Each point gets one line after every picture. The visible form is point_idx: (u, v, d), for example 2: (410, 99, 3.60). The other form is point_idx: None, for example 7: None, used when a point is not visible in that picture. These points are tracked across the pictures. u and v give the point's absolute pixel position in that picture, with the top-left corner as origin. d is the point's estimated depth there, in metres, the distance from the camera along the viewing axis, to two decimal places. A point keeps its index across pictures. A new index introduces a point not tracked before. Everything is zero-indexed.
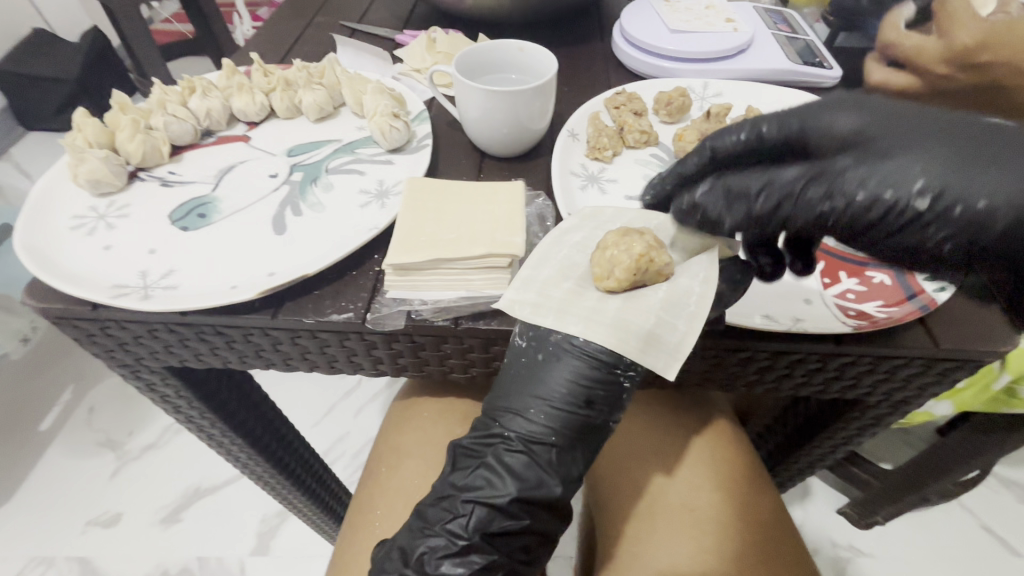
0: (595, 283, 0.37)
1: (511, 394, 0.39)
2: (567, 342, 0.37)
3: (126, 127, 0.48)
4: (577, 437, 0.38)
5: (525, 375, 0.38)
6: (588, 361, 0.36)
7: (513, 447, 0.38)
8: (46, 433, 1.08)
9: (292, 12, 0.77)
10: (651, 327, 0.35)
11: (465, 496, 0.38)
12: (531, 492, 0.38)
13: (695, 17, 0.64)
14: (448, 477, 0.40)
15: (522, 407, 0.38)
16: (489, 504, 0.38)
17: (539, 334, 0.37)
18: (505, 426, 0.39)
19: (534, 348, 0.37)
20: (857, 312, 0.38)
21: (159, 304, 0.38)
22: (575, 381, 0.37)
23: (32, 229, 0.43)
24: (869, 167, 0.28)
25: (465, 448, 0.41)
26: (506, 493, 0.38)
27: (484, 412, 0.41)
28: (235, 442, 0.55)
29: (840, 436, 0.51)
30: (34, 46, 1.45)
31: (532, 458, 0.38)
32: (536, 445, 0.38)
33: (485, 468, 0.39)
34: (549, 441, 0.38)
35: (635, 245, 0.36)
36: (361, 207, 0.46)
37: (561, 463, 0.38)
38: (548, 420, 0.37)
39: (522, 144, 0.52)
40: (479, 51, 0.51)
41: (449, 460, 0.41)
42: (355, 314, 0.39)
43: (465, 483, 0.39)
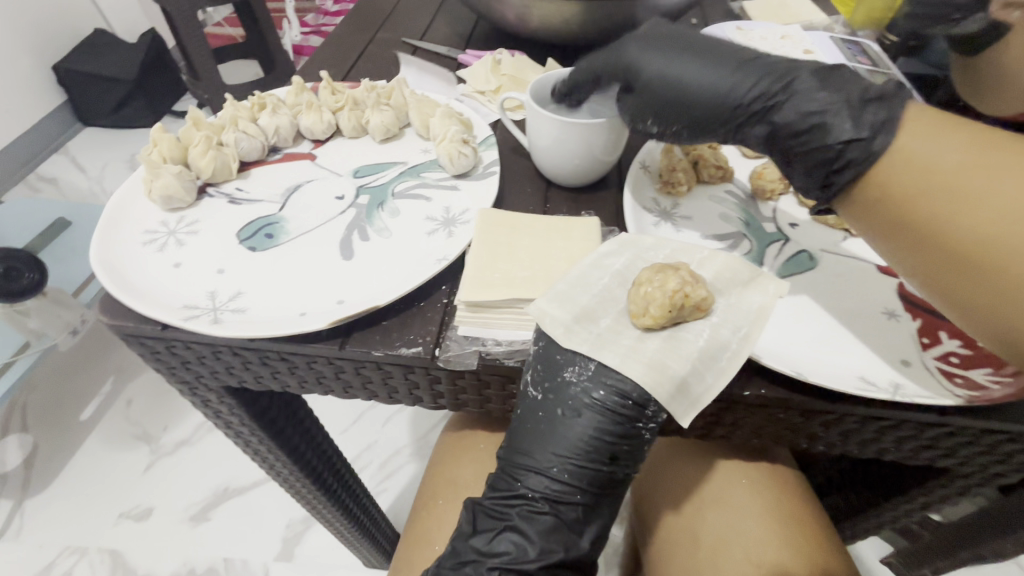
0: (632, 320, 0.36)
1: (530, 450, 0.38)
2: (583, 393, 0.36)
3: (200, 143, 0.49)
4: (603, 488, 0.38)
5: (543, 429, 0.37)
6: (610, 414, 0.35)
7: (539, 508, 0.38)
8: (86, 423, 1.10)
9: (355, 26, 0.77)
10: (684, 374, 0.34)
11: (491, 563, 0.37)
12: (562, 553, 0.37)
13: (771, 47, 0.62)
14: (468, 541, 0.39)
15: (543, 466, 0.37)
16: (517, 571, 0.37)
17: (553, 384, 0.36)
18: (527, 486, 0.38)
19: (553, 401, 0.36)
20: (964, 379, 0.35)
21: (228, 328, 0.38)
22: (596, 435, 0.36)
23: (105, 243, 0.43)
24: (669, 104, 0.43)
25: (486, 509, 0.39)
26: (533, 559, 0.37)
27: (501, 469, 0.39)
28: (280, 460, 0.54)
29: (916, 501, 0.48)
30: (96, 45, 1.50)
31: (559, 518, 0.38)
32: (562, 503, 0.38)
33: (510, 530, 0.38)
34: (576, 499, 0.38)
35: (669, 281, 0.34)
36: (428, 234, 0.45)
37: (588, 517, 0.39)
38: (571, 477, 0.37)
39: (592, 173, 0.50)
40: (553, 79, 0.49)
41: (468, 520, 0.40)
42: (424, 349, 0.38)
43: (490, 548, 0.38)
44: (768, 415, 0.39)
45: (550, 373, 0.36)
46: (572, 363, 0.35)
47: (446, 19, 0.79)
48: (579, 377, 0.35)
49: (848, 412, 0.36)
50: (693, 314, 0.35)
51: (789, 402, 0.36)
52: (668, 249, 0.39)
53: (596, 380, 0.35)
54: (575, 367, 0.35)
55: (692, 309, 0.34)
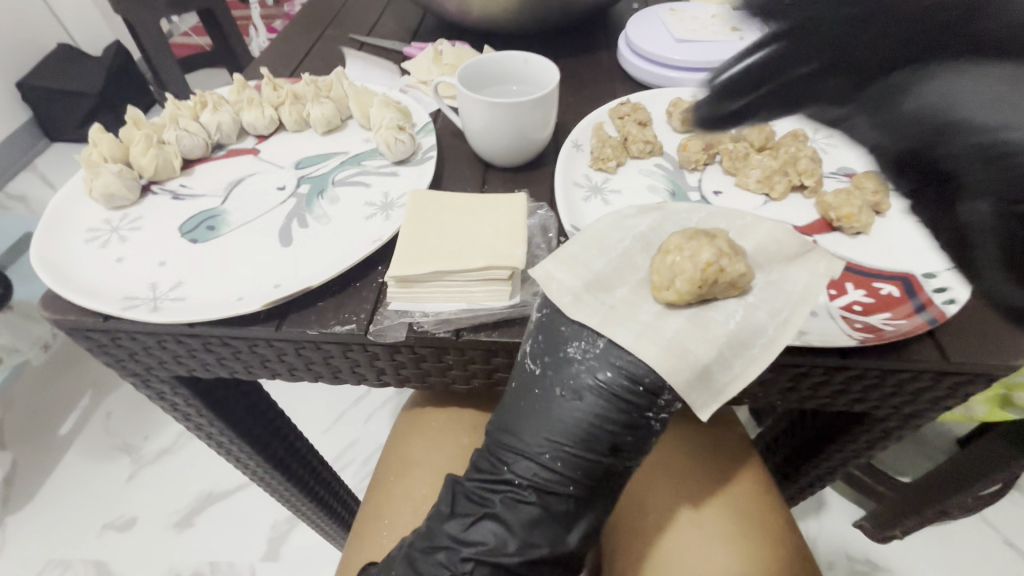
0: (654, 294, 0.34)
1: (523, 434, 0.36)
2: (590, 374, 0.34)
3: (140, 142, 0.50)
4: (599, 483, 0.36)
5: (539, 410, 0.35)
6: (615, 400, 0.33)
7: (525, 499, 0.36)
8: (65, 438, 1.10)
9: (304, 25, 0.78)
10: (710, 361, 0.32)
11: (466, 553, 0.36)
12: (544, 548, 0.36)
13: (701, 26, 0.64)
14: (444, 524, 0.38)
15: (536, 452, 0.35)
16: (494, 563, 0.36)
17: (556, 360, 0.35)
18: (514, 472, 0.36)
19: (551, 380, 0.35)
20: (864, 324, 0.37)
21: (166, 316, 0.39)
22: (597, 421, 0.34)
23: (48, 243, 0.44)
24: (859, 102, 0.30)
25: (466, 491, 0.38)
26: (513, 552, 0.36)
27: (488, 453, 0.38)
28: (241, 450, 0.56)
29: (849, 450, 0.50)
30: (59, 60, 1.50)
31: (544, 509, 0.36)
32: (550, 494, 0.36)
33: (490, 518, 0.37)
34: (567, 492, 0.36)
35: (702, 251, 0.32)
36: (365, 219, 0.47)
37: (577, 513, 0.37)
38: (564, 468, 0.35)
39: (525, 153, 0.52)
40: (479, 65, 0.51)
41: (448, 500, 0.39)
42: (358, 325, 0.40)
43: (466, 536, 0.37)
44: None
45: (552, 348, 0.35)
46: (578, 339, 0.34)
47: (395, 14, 0.80)
48: (584, 355, 0.34)
49: (761, 361, 0.38)
50: (727, 292, 0.33)
51: None
52: (704, 213, 0.38)
53: (603, 361, 0.33)
54: (580, 343, 0.34)
55: (724, 286, 0.33)
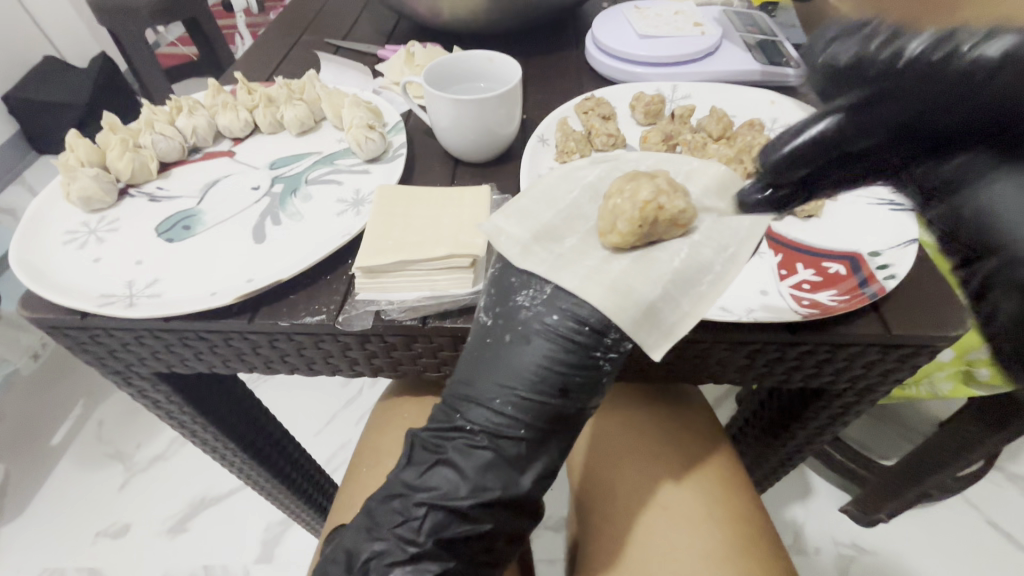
0: (601, 239, 0.38)
1: (476, 381, 0.38)
2: (537, 317, 0.36)
3: (116, 146, 0.51)
4: (551, 427, 0.37)
5: (491, 356, 0.37)
6: (562, 342, 0.36)
7: (478, 443, 0.37)
8: (57, 447, 1.11)
9: (281, 31, 0.80)
10: (653, 301, 0.35)
11: (419, 497, 0.38)
12: (495, 491, 0.37)
13: (664, 22, 0.66)
14: (399, 472, 0.39)
15: (488, 397, 0.37)
16: (445, 506, 0.37)
17: (508, 308, 0.37)
18: (468, 418, 0.37)
19: (502, 329, 0.37)
20: (811, 301, 0.39)
21: (142, 311, 0.41)
22: (546, 363, 0.36)
23: (27, 245, 0.46)
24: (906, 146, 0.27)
25: (423, 440, 0.40)
26: (465, 496, 0.37)
27: (444, 404, 0.39)
28: (224, 445, 0.57)
29: (812, 428, 0.52)
30: (45, 72, 1.51)
31: (497, 453, 0.37)
32: (502, 439, 0.37)
33: (444, 465, 0.38)
34: (518, 435, 0.37)
35: (643, 190, 0.36)
36: (337, 214, 0.48)
37: (529, 459, 0.38)
38: (515, 410, 0.36)
39: (492, 148, 0.54)
40: (445, 64, 0.53)
41: (404, 452, 0.40)
42: (327, 315, 0.41)
43: (420, 481, 0.38)
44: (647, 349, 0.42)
45: (503, 299, 0.38)
46: (525, 288, 0.37)
47: (371, 19, 0.82)
48: (532, 301, 0.37)
49: (715, 339, 0.40)
50: (670, 230, 0.37)
51: None
52: (653, 160, 0.43)
53: (550, 306, 0.36)
54: (528, 292, 0.37)
55: (666, 224, 0.37)
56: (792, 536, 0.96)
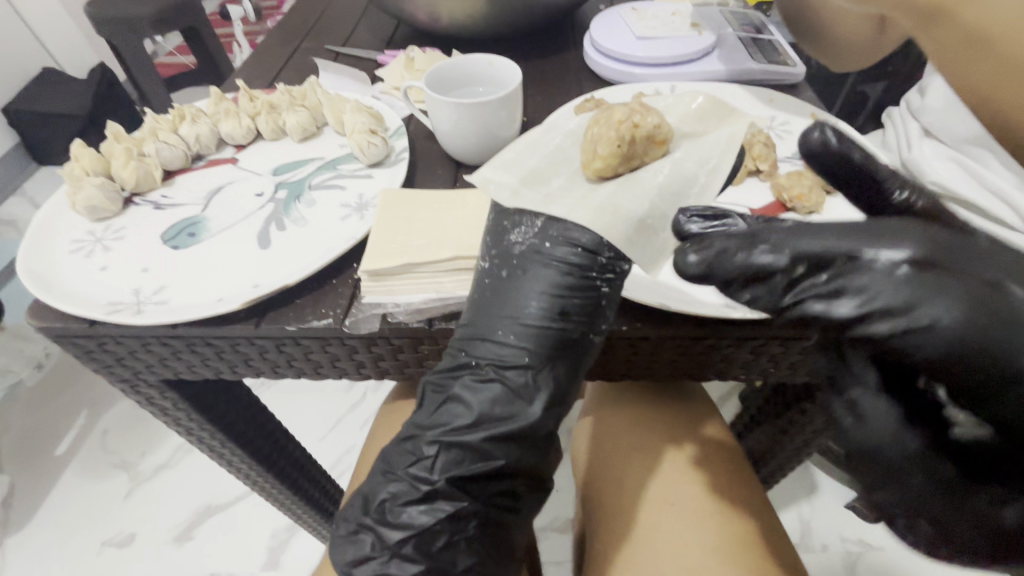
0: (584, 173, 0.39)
1: (478, 319, 0.38)
2: (532, 250, 0.37)
3: (120, 155, 0.51)
4: (557, 352, 0.37)
5: (490, 294, 0.38)
6: (559, 267, 0.36)
7: (485, 376, 0.38)
8: (62, 458, 1.11)
9: (281, 38, 0.80)
10: (644, 216, 0.36)
11: (432, 435, 0.38)
12: (505, 425, 0.37)
13: (662, 23, 0.67)
14: (413, 417, 0.40)
15: (490, 330, 0.37)
16: (456, 442, 0.37)
17: (503, 245, 0.38)
18: (472, 354, 0.38)
19: (499, 264, 0.38)
20: None
21: (150, 318, 0.41)
22: (546, 289, 0.37)
23: (34, 255, 0.46)
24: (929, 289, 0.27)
25: (432, 383, 0.40)
26: (475, 429, 0.37)
27: (448, 347, 0.40)
28: (231, 451, 0.57)
29: (818, 422, 0.52)
30: (45, 84, 1.51)
31: (505, 384, 0.37)
32: (509, 368, 0.37)
33: (455, 400, 0.38)
34: (523, 360, 0.37)
35: (620, 114, 0.38)
36: (341, 219, 0.49)
37: (543, 385, 0.37)
38: (517, 337, 0.37)
39: (494, 151, 0.54)
40: (446, 69, 0.53)
41: (417, 399, 0.41)
42: (334, 319, 0.41)
43: (433, 420, 0.39)
44: (653, 348, 0.43)
45: (498, 237, 0.38)
46: (518, 225, 0.38)
47: (369, 25, 0.82)
48: (525, 236, 0.37)
49: (720, 335, 0.40)
50: (650, 148, 0.38)
51: (662, 332, 0.41)
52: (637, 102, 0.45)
53: (543, 236, 0.37)
54: (521, 228, 0.38)
55: (644, 141, 0.38)
56: (799, 533, 0.96)
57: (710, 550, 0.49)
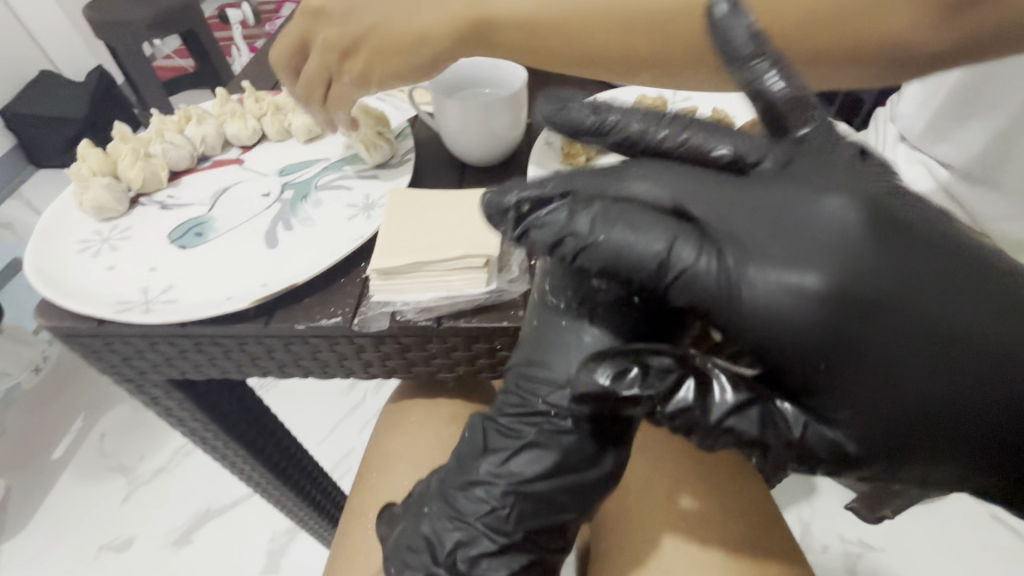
0: None
1: (552, 368, 0.37)
2: (613, 296, 0.36)
3: (127, 156, 0.52)
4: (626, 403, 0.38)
5: (568, 337, 0.37)
6: (641, 321, 0.36)
7: (560, 426, 0.38)
8: (59, 461, 1.10)
9: (284, 41, 0.81)
10: None
11: (504, 485, 0.38)
12: (577, 475, 0.38)
13: None
14: (478, 460, 0.39)
15: (568, 381, 0.37)
16: (528, 491, 0.38)
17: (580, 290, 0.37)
18: (548, 402, 0.37)
19: (574, 312, 0.37)
20: None
21: (159, 317, 0.41)
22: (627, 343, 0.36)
23: (42, 254, 0.46)
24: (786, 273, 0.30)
25: (499, 426, 0.40)
26: (545, 477, 0.38)
27: (516, 387, 0.39)
28: (235, 451, 0.57)
29: None
30: (43, 87, 1.51)
31: (580, 435, 0.37)
32: (586, 421, 0.37)
33: (527, 448, 0.38)
34: (599, 414, 0.37)
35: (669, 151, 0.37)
36: (348, 219, 0.49)
37: (609, 434, 0.38)
38: None
39: (498, 152, 0.54)
40: (450, 72, 0.54)
41: (478, 439, 0.40)
42: (343, 318, 0.42)
43: (502, 468, 0.38)
44: None
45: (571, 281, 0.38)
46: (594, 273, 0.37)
47: None
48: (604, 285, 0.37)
49: None
50: None
51: None
52: None
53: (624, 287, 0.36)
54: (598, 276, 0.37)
55: None
56: (799, 534, 0.96)
57: (722, 549, 0.50)
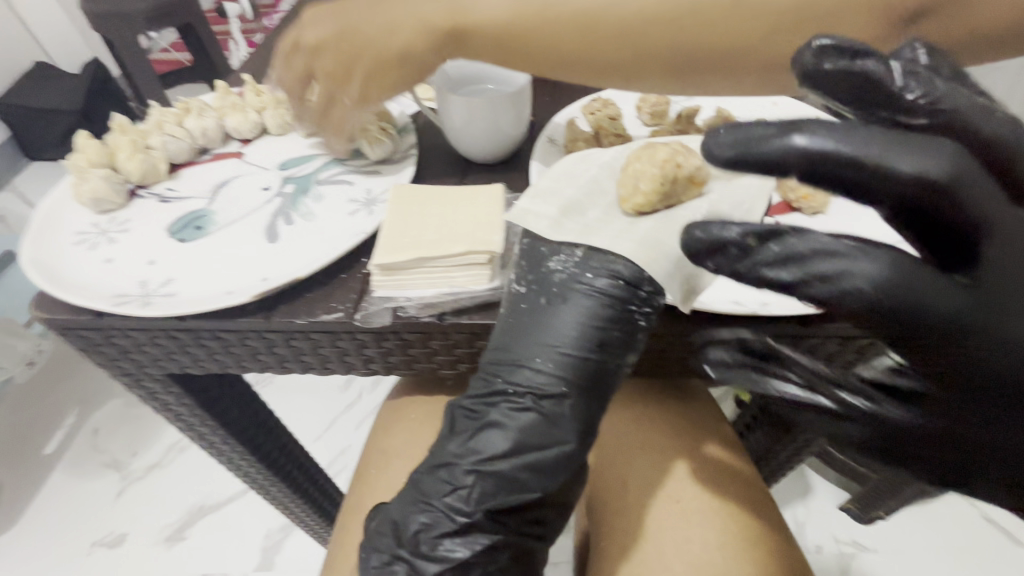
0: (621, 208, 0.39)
1: (514, 345, 0.38)
2: (571, 277, 0.37)
3: (126, 147, 0.51)
4: (593, 384, 0.37)
5: (529, 319, 0.38)
6: (600, 299, 0.36)
7: (521, 406, 0.37)
8: (52, 456, 1.09)
9: (284, 34, 0.80)
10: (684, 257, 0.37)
11: (468, 464, 0.37)
12: (537, 454, 0.37)
13: None
14: (447, 443, 0.39)
15: (528, 357, 0.37)
16: (493, 470, 0.37)
17: (540, 273, 0.38)
18: (510, 380, 0.38)
19: (536, 291, 0.38)
20: None
21: (158, 310, 0.40)
22: (586, 321, 0.36)
23: (38, 246, 0.46)
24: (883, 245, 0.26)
25: (466, 408, 0.40)
26: (508, 455, 0.37)
27: (481, 370, 0.40)
28: (232, 447, 0.57)
29: None
30: (38, 78, 1.49)
31: (541, 413, 0.37)
32: (546, 398, 0.37)
33: (491, 427, 0.38)
34: (561, 393, 0.37)
35: (660, 152, 0.38)
36: (349, 214, 0.49)
37: (576, 416, 0.37)
38: (556, 368, 0.37)
39: (502, 149, 0.54)
40: (454, 68, 0.54)
41: (448, 421, 0.40)
42: (345, 314, 0.41)
43: (467, 448, 0.38)
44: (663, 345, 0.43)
45: (537, 263, 0.39)
46: (556, 253, 0.38)
47: None
48: (565, 264, 0.38)
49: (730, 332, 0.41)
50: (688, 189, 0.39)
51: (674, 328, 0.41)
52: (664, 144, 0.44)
53: (583, 265, 0.37)
54: (560, 256, 0.38)
55: (684, 183, 0.38)
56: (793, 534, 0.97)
57: (717, 547, 0.50)
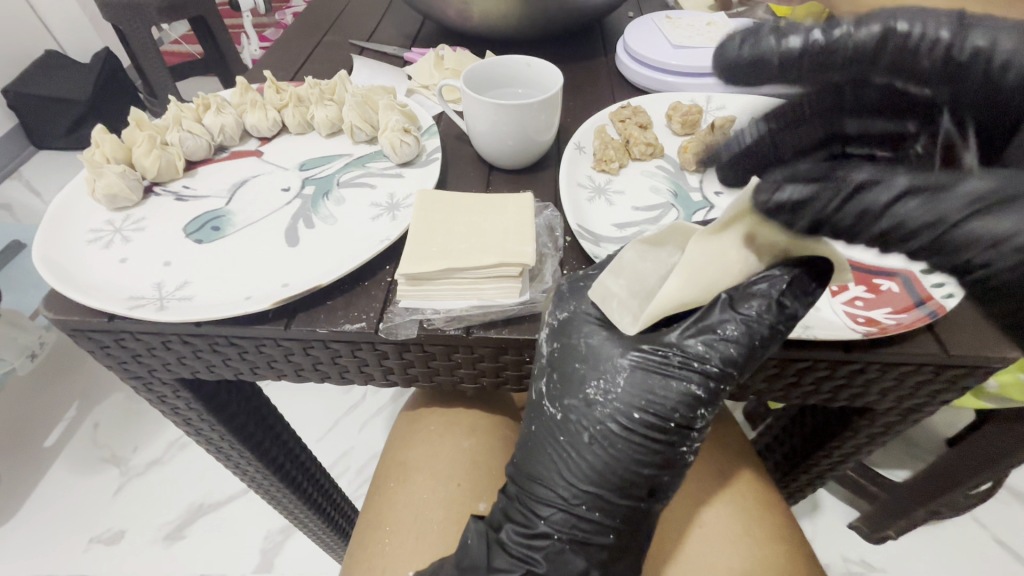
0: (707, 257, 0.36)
1: (545, 476, 0.38)
2: (614, 409, 0.35)
3: (143, 143, 0.49)
4: (634, 523, 0.38)
5: (568, 454, 0.37)
6: (644, 444, 0.35)
7: (563, 545, 0.38)
8: (51, 449, 1.08)
9: (303, 31, 0.78)
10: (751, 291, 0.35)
11: None
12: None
13: (697, 33, 0.66)
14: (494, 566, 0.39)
15: (565, 499, 0.37)
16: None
17: (580, 398, 0.36)
18: (548, 521, 0.38)
19: (565, 423, 0.37)
20: (866, 318, 0.39)
21: (173, 315, 0.39)
22: (626, 464, 0.36)
23: (50, 243, 0.44)
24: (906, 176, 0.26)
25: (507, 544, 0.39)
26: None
27: (519, 500, 0.40)
28: (241, 454, 0.55)
29: (849, 447, 0.51)
30: (47, 67, 1.48)
31: (587, 555, 0.39)
32: (591, 543, 0.38)
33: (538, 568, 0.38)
34: (605, 539, 0.38)
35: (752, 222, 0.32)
36: (372, 219, 0.47)
37: (613, 557, 0.39)
38: (602, 515, 0.37)
39: (528, 155, 0.53)
40: (483, 71, 0.52)
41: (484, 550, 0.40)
42: (368, 323, 0.40)
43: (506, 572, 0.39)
44: None
45: (569, 392, 0.37)
46: (593, 381, 0.36)
47: (394, 21, 0.81)
48: (604, 396, 0.35)
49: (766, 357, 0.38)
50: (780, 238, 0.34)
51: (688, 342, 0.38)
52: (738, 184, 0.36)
53: (626, 403, 0.35)
54: (596, 384, 0.36)
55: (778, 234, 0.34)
56: None
57: None
